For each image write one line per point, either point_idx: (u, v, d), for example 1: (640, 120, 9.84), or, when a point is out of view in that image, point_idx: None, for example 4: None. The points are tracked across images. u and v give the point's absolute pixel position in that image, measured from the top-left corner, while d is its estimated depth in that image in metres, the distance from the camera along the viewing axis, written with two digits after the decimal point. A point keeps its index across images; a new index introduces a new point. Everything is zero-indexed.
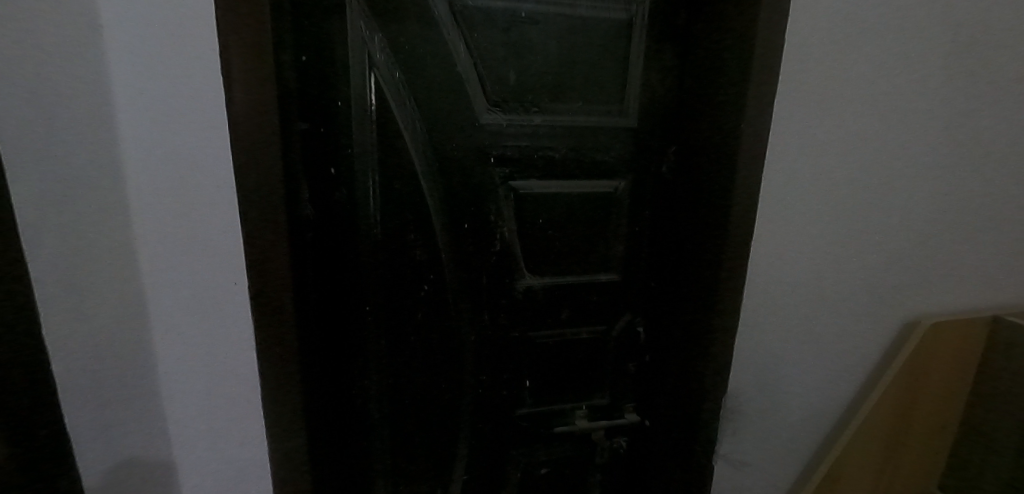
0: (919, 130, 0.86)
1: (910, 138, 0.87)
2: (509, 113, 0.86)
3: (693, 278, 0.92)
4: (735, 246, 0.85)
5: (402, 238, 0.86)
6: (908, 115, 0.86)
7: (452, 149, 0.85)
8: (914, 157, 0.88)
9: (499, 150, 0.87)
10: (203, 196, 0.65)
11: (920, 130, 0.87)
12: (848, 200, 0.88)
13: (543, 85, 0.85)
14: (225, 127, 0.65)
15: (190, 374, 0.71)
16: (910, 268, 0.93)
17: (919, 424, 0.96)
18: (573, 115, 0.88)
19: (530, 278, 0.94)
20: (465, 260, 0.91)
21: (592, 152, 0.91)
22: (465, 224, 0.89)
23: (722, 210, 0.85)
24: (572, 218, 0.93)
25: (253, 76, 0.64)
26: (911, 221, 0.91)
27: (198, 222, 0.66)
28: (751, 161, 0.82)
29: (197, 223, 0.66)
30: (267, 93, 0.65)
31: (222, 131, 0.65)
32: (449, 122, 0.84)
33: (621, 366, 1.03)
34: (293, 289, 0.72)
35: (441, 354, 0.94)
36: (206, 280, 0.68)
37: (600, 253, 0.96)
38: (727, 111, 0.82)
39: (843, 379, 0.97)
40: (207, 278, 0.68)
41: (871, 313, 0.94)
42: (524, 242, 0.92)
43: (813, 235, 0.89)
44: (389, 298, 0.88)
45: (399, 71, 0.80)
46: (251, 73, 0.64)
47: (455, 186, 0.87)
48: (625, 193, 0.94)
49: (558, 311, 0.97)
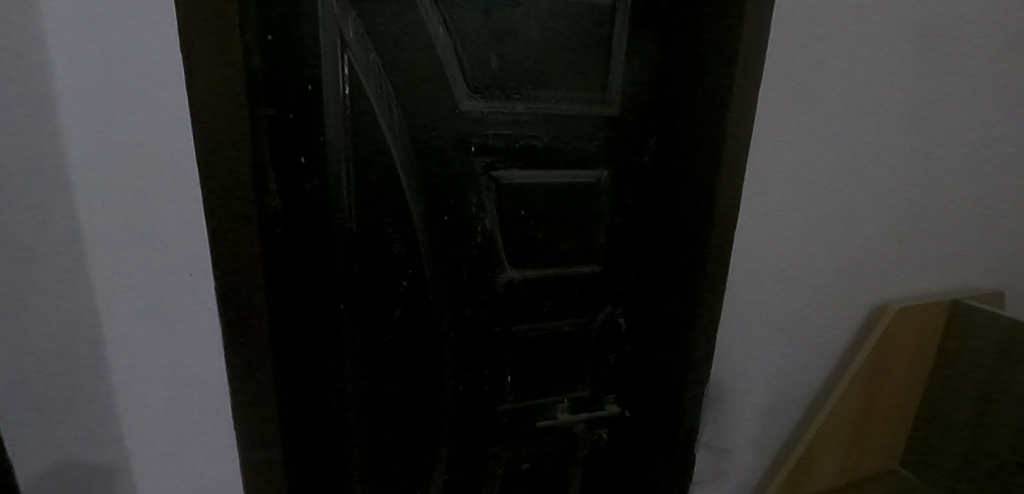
0: (890, 122, 0.89)
1: (882, 129, 0.89)
2: (491, 100, 0.83)
3: (675, 270, 0.93)
4: (718, 237, 0.86)
5: (380, 232, 0.82)
6: (880, 107, 0.88)
7: (431, 138, 0.82)
8: (885, 148, 0.91)
9: (480, 139, 0.84)
10: (161, 188, 0.59)
11: (891, 122, 0.89)
12: (824, 190, 0.90)
13: (524, 71, 0.83)
14: (185, 111, 0.58)
15: (146, 380, 0.65)
16: (880, 255, 0.96)
17: (885, 405, 1.01)
18: (556, 103, 0.86)
19: (512, 271, 0.92)
20: (445, 254, 0.87)
21: (574, 141, 0.89)
22: (445, 217, 0.86)
23: (706, 201, 0.85)
24: (555, 209, 0.91)
25: (216, 54, 0.58)
26: (882, 210, 0.94)
27: (156, 216, 0.60)
28: (737, 152, 0.82)
29: (155, 218, 0.60)
30: (232, 71, 0.59)
31: (180, 114, 0.58)
32: (428, 108, 0.80)
33: (602, 358, 1.03)
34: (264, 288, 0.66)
35: (421, 352, 0.91)
36: (162, 278, 0.62)
37: (582, 244, 0.95)
38: (712, 103, 0.82)
39: (817, 365, 1.00)
40: (164, 276, 0.62)
41: (843, 300, 0.97)
42: (505, 235, 0.90)
43: (791, 225, 0.90)
44: (366, 294, 0.84)
45: (375, 53, 0.76)
46: (213, 52, 0.58)
47: (434, 177, 0.83)
48: (607, 183, 0.93)
49: (540, 304, 0.96)
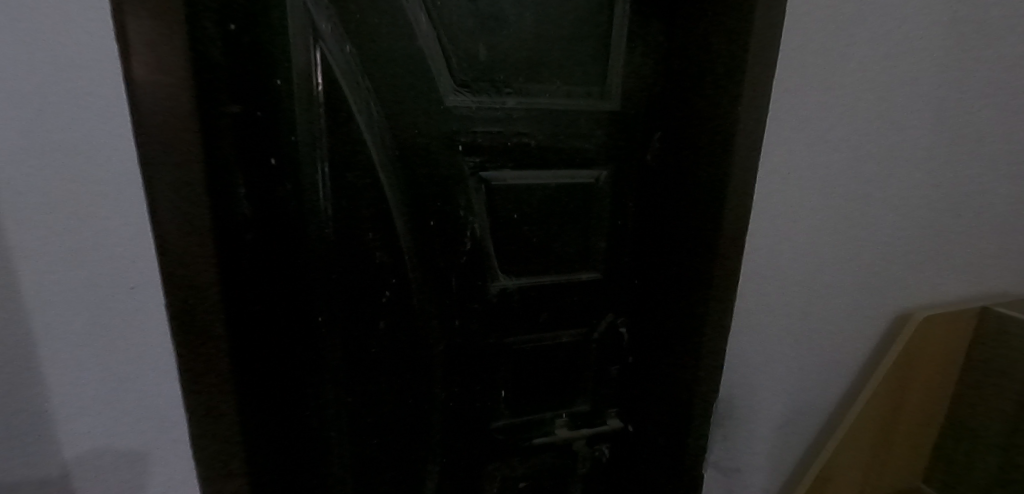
0: (919, 116, 0.81)
1: (910, 123, 0.81)
2: (480, 95, 0.76)
3: (680, 277, 0.86)
4: (727, 243, 0.79)
5: (359, 239, 0.76)
6: (909, 98, 0.80)
7: (415, 136, 0.75)
8: (912, 143, 0.82)
9: (469, 136, 0.77)
10: (100, 196, 0.53)
11: (920, 115, 0.81)
12: (843, 189, 0.82)
13: (516, 62, 0.76)
14: (125, 111, 0.52)
15: (93, 405, 0.59)
16: (903, 260, 0.89)
17: (908, 419, 0.94)
18: (550, 98, 0.79)
19: (505, 279, 0.85)
20: (432, 262, 0.81)
21: (571, 139, 0.82)
22: (431, 221, 0.79)
23: (715, 204, 0.78)
24: (550, 212, 0.84)
25: (161, 43, 0.51)
26: (907, 211, 0.86)
27: (96, 228, 0.54)
28: (746, 151, 0.75)
29: (95, 229, 0.54)
30: (175, 69, 0.53)
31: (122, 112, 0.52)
32: (410, 104, 0.73)
33: (604, 370, 0.97)
34: (223, 302, 0.61)
35: (408, 366, 0.84)
36: (103, 292, 0.56)
37: (581, 249, 0.88)
38: (721, 97, 0.75)
39: (835, 378, 0.92)
40: (105, 289, 0.56)
41: (863, 308, 0.90)
42: (497, 241, 0.83)
43: (807, 227, 0.83)
44: (346, 306, 0.78)
45: (350, 45, 0.69)
46: (157, 41, 0.51)
47: (419, 179, 0.77)
48: (607, 184, 0.86)
49: (536, 314, 0.89)
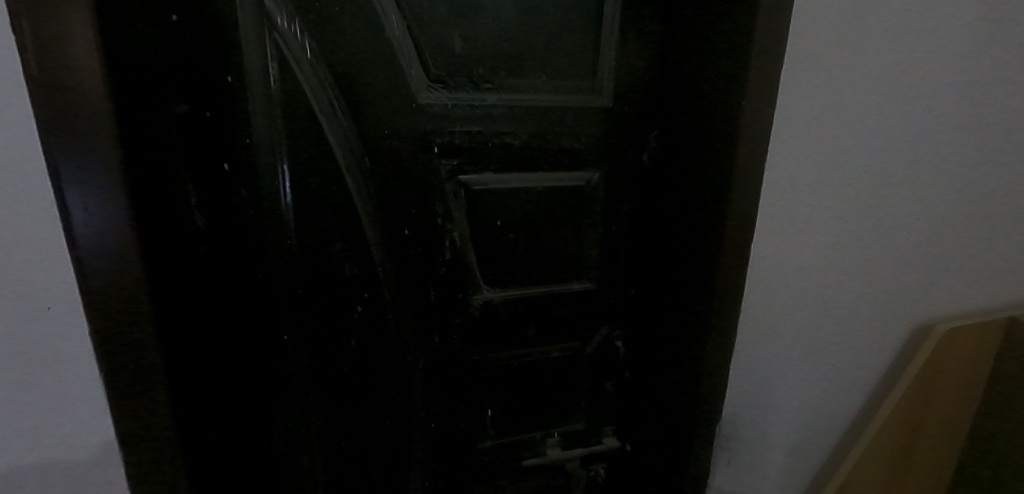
0: (944, 110, 0.73)
1: (933, 118, 0.73)
2: (456, 91, 0.69)
3: (678, 292, 0.77)
4: (729, 257, 0.70)
5: (327, 251, 0.69)
6: (934, 88, 0.72)
7: (385, 138, 0.68)
8: (936, 139, 0.74)
9: (445, 137, 0.70)
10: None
11: (947, 106, 0.73)
12: (858, 190, 0.75)
13: (496, 55, 0.69)
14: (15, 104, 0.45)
15: (14, 435, 0.54)
16: (923, 267, 0.81)
17: (928, 439, 0.86)
18: (535, 93, 0.72)
19: (488, 291, 0.79)
20: (408, 274, 0.74)
21: (559, 138, 0.75)
22: (406, 230, 0.73)
23: (717, 216, 0.69)
24: (537, 218, 0.78)
25: (64, 33, 0.43)
26: (929, 213, 0.79)
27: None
28: (749, 156, 0.66)
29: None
30: (92, 63, 0.45)
31: (22, 113, 0.45)
32: (380, 103, 0.67)
33: (598, 385, 0.90)
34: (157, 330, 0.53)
35: (384, 386, 0.78)
36: (12, 313, 0.50)
37: (571, 258, 0.81)
38: (723, 95, 0.65)
39: (848, 395, 0.85)
40: (18, 313, 0.50)
41: (879, 320, 0.83)
42: (479, 250, 0.77)
43: (818, 233, 0.76)
44: (315, 323, 0.72)
45: (310, 38, 0.62)
46: (59, 30, 0.43)
47: (391, 185, 0.70)
48: (599, 187, 0.79)
49: (523, 328, 0.82)
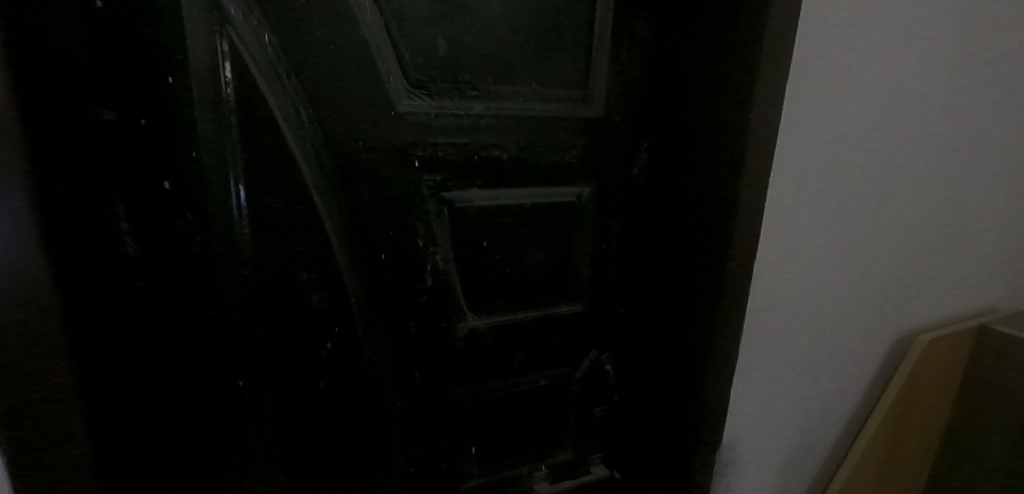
0: (921, 125, 0.75)
1: (912, 133, 0.75)
2: (439, 99, 0.62)
3: (675, 315, 0.73)
4: (733, 281, 0.66)
5: (290, 281, 0.60)
6: (913, 103, 0.73)
7: (359, 150, 0.60)
8: (914, 153, 0.76)
9: (427, 149, 0.63)
10: None
11: (923, 122, 0.75)
12: (849, 205, 0.74)
13: (483, 60, 0.63)
14: None
15: None
16: (902, 278, 0.83)
17: (909, 448, 0.87)
18: (524, 102, 0.66)
19: (473, 318, 0.72)
20: (384, 304, 0.66)
21: (549, 151, 0.70)
22: (382, 254, 0.64)
23: (723, 238, 0.65)
24: (525, 237, 0.72)
25: None
26: (907, 226, 0.80)
27: None
28: (755, 175, 0.62)
29: None
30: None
31: None
32: (353, 111, 0.59)
33: (587, 412, 0.85)
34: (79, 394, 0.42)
35: (356, 431, 0.69)
36: None
37: (560, 280, 0.76)
38: (728, 109, 0.62)
39: (836, 410, 0.85)
40: None
41: (864, 333, 0.83)
42: (463, 274, 0.69)
43: (812, 249, 0.74)
44: (275, 365, 0.62)
45: (272, 34, 0.54)
46: None
47: (366, 204, 0.62)
48: (589, 203, 0.75)
49: (511, 356, 0.76)
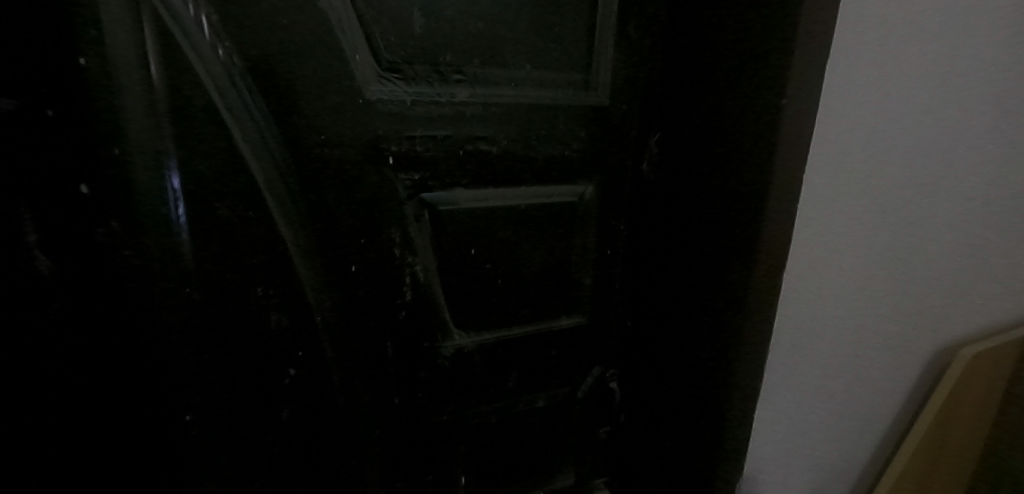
0: (987, 111, 0.62)
1: (974, 121, 0.63)
2: (416, 84, 0.53)
3: (689, 331, 0.65)
4: (758, 297, 0.57)
5: (244, 300, 0.52)
6: (980, 88, 0.61)
7: (322, 145, 0.51)
8: (978, 146, 0.63)
9: (403, 143, 0.54)
10: None
11: (994, 112, 0.62)
12: (887, 207, 0.65)
13: (467, 37, 0.53)
14: None
15: None
16: (955, 290, 0.72)
17: (943, 472, 0.79)
18: (516, 87, 0.57)
19: (460, 337, 0.63)
20: (356, 322, 0.57)
21: (546, 144, 0.60)
22: (353, 266, 0.55)
23: (746, 249, 0.56)
24: (519, 243, 0.63)
25: None
26: (967, 234, 0.68)
27: None
28: (784, 177, 0.53)
29: None
30: None
31: None
32: (314, 98, 0.50)
33: (590, 432, 0.77)
34: None
35: (327, 466, 0.60)
36: None
37: (560, 291, 0.67)
38: (754, 99, 0.52)
39: (865, 430, 0.77)
40: None
41: (902, 348, 0.74)
42: (448, 287, 0.61)
43: (841, 253, 0.66)
44: (230, 396, 0.53)
45: (210, 6, 0.44)
46: None
47: (332, 208, 0.53)
48: (592, 203, 0.66)
49: (504, 376, 0.68)
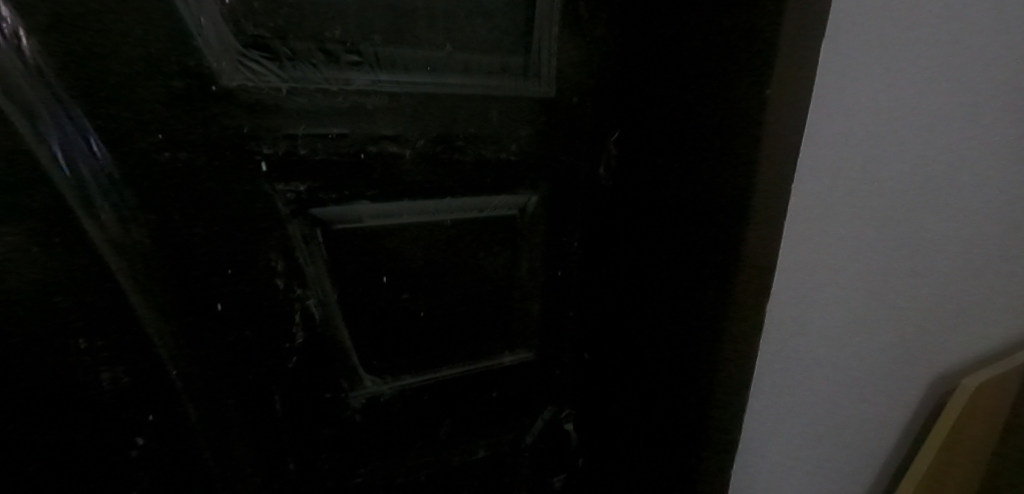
0: (1000, 112, 0.53)
1: (987, 124, 0.54)
2: (294, 66, 0.40)
3: (654, 379, 0.53)
4: (734, 343, 0.46)
5: (59, 356, 0.38)
6: (983, 76, 0.52)
7: (159, 149, 0.38)
8: (989, 155, 0.55)
9: (281, 144, 0.41)
10: None
11: (998, 103, 0.53)
12: (878, 218, 0.56)
13: (360, 5, 0.40)
14: None
15: None
16: (958, 316, 0.63)
17: None
18: (435, 73, 0.44)
19: (373, 384, 0.51)
20: (230, 374, 0.45)
21: (477, 145, 0.48)
22: (219, 303, 0.43)
23: (722, 283, 0.44)
24: (446, 268, 0.51)
25: None
26: (967, 249, 0.59)
27: None
28: (767, 201, 0.41)
29: None
30: None
31: None
32: (144, 88, 0.36)
33: (544, 482, 0.66)
34: None
35: None
36: None
37: (500, 324, 0.56)
38: (730, 99, 0.40)
39: (849, 466, 0.69)
40: None
41: (895, 379, 0.65)
42: (355, 325, 0.48)
43: (825, 272, 0.57)
44: (49, 480, 0.40)
45: None
46: None
47: (182, 232, 0.40)
48: (536, 218, 0.54)
49: (434, 426, 0.56)
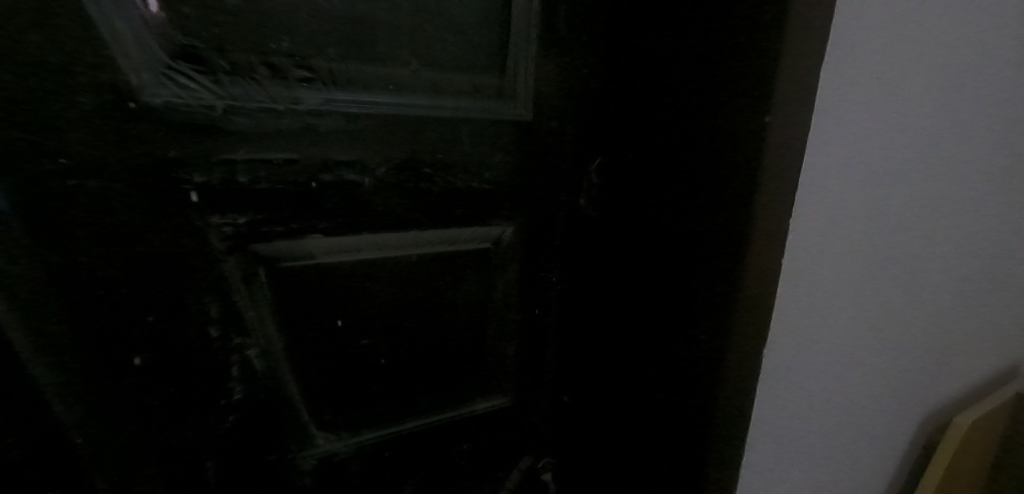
0: (977, 146, 0.52)
1: (969, 158, 0.52)
2: (231, 82, 0.34)
3: (644, 430, 0.48)
4: (735, 395, 0.41)
5: None
6: (972, 106, 0.49)
7: (66, 177, 0.32)
8: (966, 190, 0.53)
9: (214, 172, 0.35)
10: None
11: (981, 134, 0.52)
12: (885, 260, 0.51)
13: (310, 14, 0.35)
14: None
15: None
16: (937, 351, 0.61)
17: None
18: (398, 93, 0.40)
19: (327, 442, 0.45)
20: (153, 437, 0.39)
21: (444, 173, 0.44)
22: (140, 357, 0.37)
23: (718, 326, 0.40)
24: (410, 309, 0.45)
25: None
26: (944, 284, 0.57)
27: None
28: (767, 238, 0.37)
29: None
30: None
31: None
32: (48, 107, 0.31)
33: None
34: None
35: None
36: None
37: (471, 369, 0.51)
38: (724, 127, 0.37)
39: None
40: None
41: (890, 421, 0.61)
42: (304, 377, 0.42)
43: (837, 325, 0.50)
44: None
45: None
46: None
47: (95, 275, 0.34)
48: (511, 251, 0.49)
49: (397, 485, 0.50)
